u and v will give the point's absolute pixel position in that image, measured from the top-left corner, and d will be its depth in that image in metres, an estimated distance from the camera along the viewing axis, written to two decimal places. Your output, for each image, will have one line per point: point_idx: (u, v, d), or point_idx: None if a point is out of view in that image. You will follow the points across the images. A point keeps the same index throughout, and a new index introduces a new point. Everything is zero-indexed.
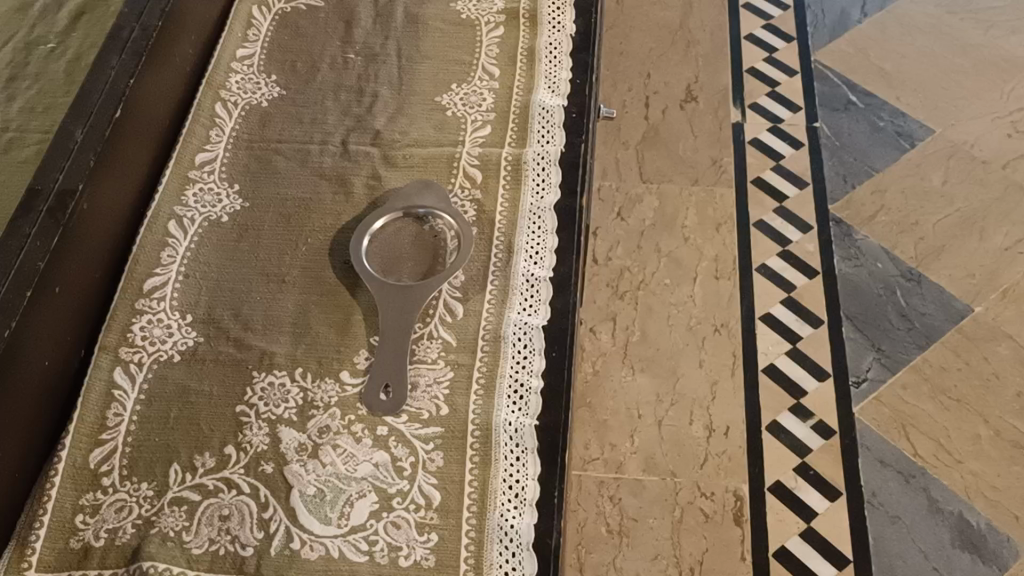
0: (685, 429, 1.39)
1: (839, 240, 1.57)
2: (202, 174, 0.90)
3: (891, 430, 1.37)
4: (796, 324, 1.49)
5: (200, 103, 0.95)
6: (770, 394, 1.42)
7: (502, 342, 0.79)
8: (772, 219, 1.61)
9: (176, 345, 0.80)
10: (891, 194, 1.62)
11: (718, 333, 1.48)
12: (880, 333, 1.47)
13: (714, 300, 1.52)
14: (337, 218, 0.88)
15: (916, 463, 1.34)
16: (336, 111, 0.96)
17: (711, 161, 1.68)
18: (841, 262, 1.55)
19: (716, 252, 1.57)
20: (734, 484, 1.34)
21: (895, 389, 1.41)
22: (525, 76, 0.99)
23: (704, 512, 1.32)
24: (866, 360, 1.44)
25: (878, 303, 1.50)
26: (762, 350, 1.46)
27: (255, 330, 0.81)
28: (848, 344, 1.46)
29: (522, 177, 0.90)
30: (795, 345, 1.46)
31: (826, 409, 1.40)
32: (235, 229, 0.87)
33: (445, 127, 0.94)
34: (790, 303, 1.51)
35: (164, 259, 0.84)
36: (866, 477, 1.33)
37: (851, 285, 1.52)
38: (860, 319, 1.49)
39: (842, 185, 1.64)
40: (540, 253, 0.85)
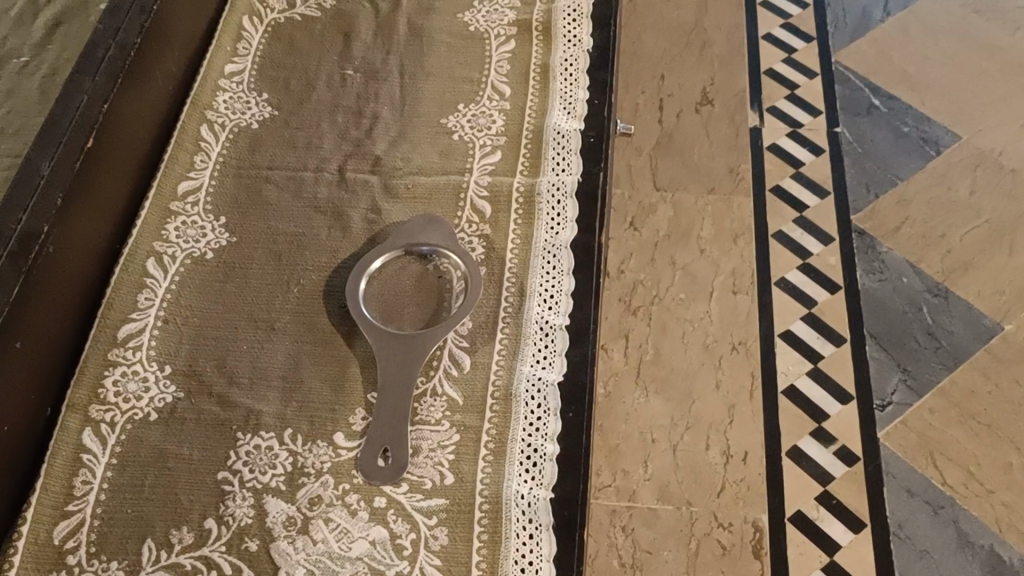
0: (701, 455, 1.31)
1: (862, 253, 1.49)
2: (186, 206, 0.82)
3: (918, 457, 1.29)
4: (818, 343, 1.41)
5: (184, 125, 0.87)
6: (790, 417, 1.34)
7: (513, 401, 0.71)
8: (791, 230, 1.53)
9: (154, 401, 0.72)
10: (916, 204, 1.54)
11: (736, 351, 1.40)
12: (905, 353, 1.39)
13: (731, 316, 1.44)
14: (333, 256, 0.80)
15: (945, 494, 1.26)
16: (332, 135, 0.88)
17: (727, 169, 1.60)
18: (864, 277, 1.47)
19: (733, 265, 1.49)
20: (753, 514, 1.26)
21: (923, 414, 1.33)
22: (538, 95, 0.91)
23: (722, 544, 1.24)
24: (892, 383, 1.36)
25: (904, 322, 1.42)
26: (782, 370, 1.38)
27: (241, 384, 0.73)
28: (872, 365, 1.38)
29: (535, 211, 0.82)
30: (817, 366, 1.38)
31: (850, 435, 1.32)
32: (220, 268, 0.79)
33: (451, 153, 0.87)
34: (811, 321, 1.43)
35: (142, 301, 0.76)
36: (893, 509, 1.25)
37: (875, 302, 1.44)
38: (885, 339, 1.41)
39: (865, 194, 1.56)
40: (555, 296, 0.77)
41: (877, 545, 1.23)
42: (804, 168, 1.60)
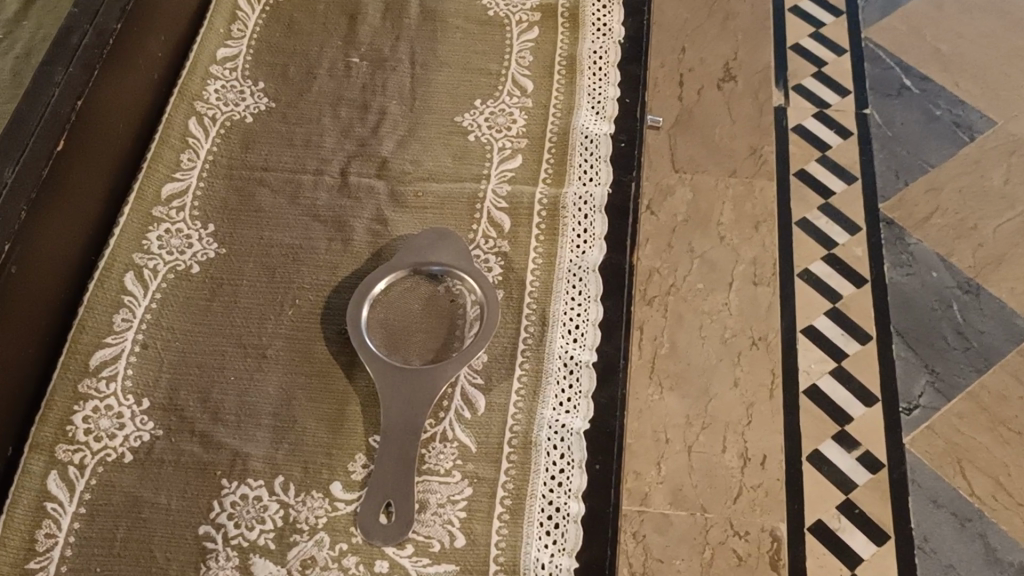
0: (718, 458, 1.21)
1: (891, 245, 1.38)
2: (170, 211, 0.74)
3: (945, 464, 1.19)
4: (842, 340, 1.30)
5: (170, 119, 0.78)
6: (812, 420, 1.23)
7: (533, 450, 0.64)
8: (818, 216, 1.41)
9: (128, 441, 0.64)
10: (948, 190, 1.42)
11: (756, 347, 1.29)
12: (934, 352, 1.28)
13: (752, 307, 1.32)
14: (332, 273, 0.72)
15: (973, 505, 1.16)
16: (335, 132, 0.79)
17: (750, 149, 1.48)
18: (892, 270, 1.36)
19: (754, 253, 1.37)
20: (770, 522, 1.16)
21: (953, 420, 1.22)
22: (564, 92, 0.82)
23: (736, 554, 1.14)
24: (919, 384, 1.26)
25: (933, 319, 1.31)
26: (804, 368, 1.28)
27: (227, 423, 0.65)
28: (898, 364, 1.28)
29: (559, 226, 0.74)
30: (840, 365, 1.28)
31: (874, 438, 1.22)
32: (207, 284, 0.71)
33: (466, 156, 0.78)
34: (834, 315, 1.32)
35: (118, 323, 0.68)
36: (918, 520, 1.15)
37: (902, 297, 1.33)
38: (913, 337, 1.30)
39: (894, 178, 1.44)
40: (580, 327, 0.69)
41: (901, 560, 1.13)
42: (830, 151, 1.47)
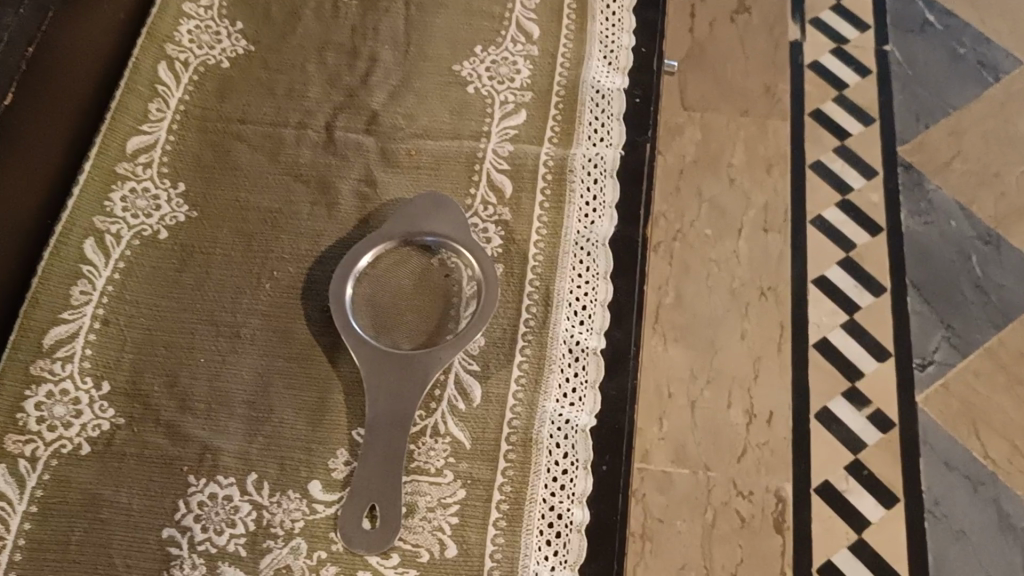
0: (722, 414, 1.11)
1: (909, 189, 1.26)
2: (136, 168, 0.67)
3: (958, 425, 1.10)
4: (855, 292, 1.19)
5: (137, 63, 0.70)
6: (823, 376, 1.14)
7: (535, 448, 0.58)
8: (835, 158, 1.29)
9: (86, 430, 0.58)
10: (970, 137, 1.30)
11: (765, 297, 1.18)
12: (951, 306, 1.18)
13: (762, 256, 1.21)
14: (315, 242, 0.65)
15: (986, 468, 1.08)
16: (320, 81, 0.72)
17: (764, 87, 1.34)
18: (909, 217, 1.24)
19: (765, 197, 1.26)
20: (777, 480, 1.07)
21: (970, 382, 1.13)
22: (573, 39, 0.74)
23: (742, 516, 1.05)
24: (936, 337, 1.16)
25: (950, 272, 1.21)
26: (815, 320, 1.17)
27: (195, 412, 0.59)
28: (913, 318, 1.17)
29: (566, 191, 0.67)
30: (852, 319, 1.17)
31: (886, 397, 1.12)
32: (176, 251, 0.64)
33: (465, 110, 0.71)
34: (847, 265, 1.21)
35: (76, 296, 0.61)
36: (931, 483, 1.07)
37: (920, 246, 1.22)
38: (929, 290, 1.19)
39: (914, 120, 1.31)
40: (588, 308, 0.62)
41: (910, 527, 1.05)
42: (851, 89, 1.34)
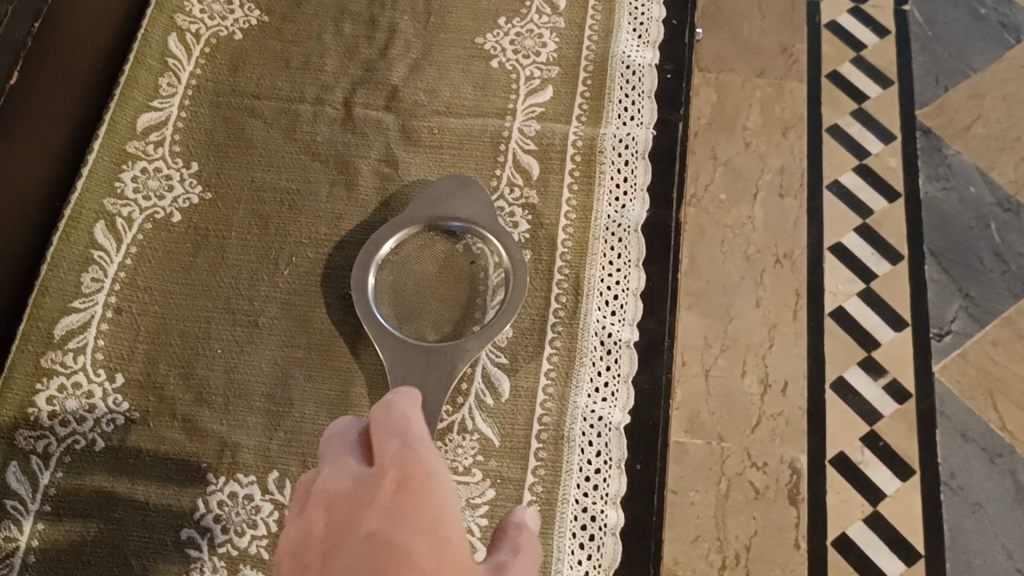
0: (736, 383, 1.00)
1: (922, 153, 1.11)
2: (147, 147, 0.64)
3: (977, 397, 0.98)
4: (872, 259, 1.05)
5: (146, 36, 0.67)
6: (840, 344, 1.01)
7: (566, 446, 0.55)
8: (849, 121, 1.13)
9: (100, 425, 0.56)
10: (992, 98, 1.13)
11: (780, 265, 1.05)
12: (969, 275, 1.04)
13: (778, 223, 1.08)
14: (334, 225, 0.62)
15: (1004, 439, 0.97)
16: (337, 53, 0.69)
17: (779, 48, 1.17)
18: (925, 184, 1.09)
19: (782, 161, 1.11)
20: (787, 453, 0.97)
21: (994, 354, 1.00)
22: (601, 9, 0.71)
23: (756, 488, 0.95)
24: (950, 309, 1.02)
25: (967, 241, 1.06)
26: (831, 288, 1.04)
27: (213, 405, 0.57)
28: (929, 287, 1.04)
29: (595, 172, 0.64)
30: (870, 287, 1.04)
31: (903, 365, 1.00)
32: (190, 234, 0.62)
33: (489, 86, 0.68)
34: (864, 232, 1.07)
35: (87, 284, 0.59)
36: (946, 470, 0.96)
37: (937, 215, 1.07)
38: (945, 262, 1.05)
39: (931, 80, 1.14)
40: (620, 298, 0.60)
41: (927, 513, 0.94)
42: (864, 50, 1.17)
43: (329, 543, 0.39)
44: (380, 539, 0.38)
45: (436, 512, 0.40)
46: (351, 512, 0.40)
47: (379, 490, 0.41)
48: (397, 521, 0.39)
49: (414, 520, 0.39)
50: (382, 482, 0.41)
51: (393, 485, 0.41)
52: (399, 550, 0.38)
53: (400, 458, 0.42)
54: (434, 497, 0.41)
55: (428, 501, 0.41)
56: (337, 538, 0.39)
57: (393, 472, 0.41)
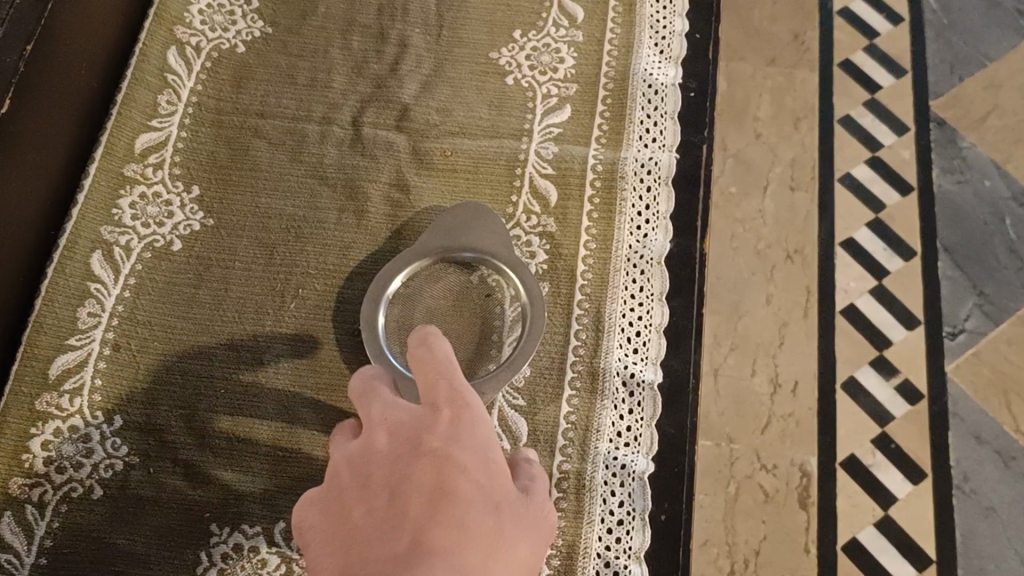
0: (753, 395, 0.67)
1: (934, 144, 0.76)
2: (146, 170, 0.61)
3: (989, 400, 0.69)
4: (884, 255, 0.72)
5: (145, 49, 0.64)
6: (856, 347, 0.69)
7: (587, 495, 0.53)
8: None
9: (97, 471, 0.53)
10: (1009, 89, 0.78)
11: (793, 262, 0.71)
12: (990, 276, 0.72)
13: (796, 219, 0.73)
14: (343, 254, 0.59)
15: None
16: (346, 68, 0.65)
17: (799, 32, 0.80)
18: (940, 178, 0.75)
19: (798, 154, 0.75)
20: (795, 454, 0.66)
21: (1010, 358, 0.70)
22: (621, 22, 0.68)
23: (763, 490, 0.65)
24: (964, 308, 0.71)
25: (977, 238, 0.73)
26: (839, 285, 0.71)
27: (216, 449, 0.54)
28: (945, 284, 0.72)
29: (616, 199, 0.61)
30: (882, 284, 0.71)
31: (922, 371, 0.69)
32: (191, 265, 0.59)
33: (505, 104, 0.64)
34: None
35: (83, 319, 0.56)
36: (958, 474, 0.66)
37: (952, 211, 0.74)
38: (957, 261, 0.73)
39: (945, 69, 0.79)
40: (642, 334, 0.58)
41: (938, 516, 0.65)
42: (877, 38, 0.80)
43: (386, 460, 0.39)
44: (438, 456, 0.38)
45: (484, 440, 0.41)
46: (405, 433, 0.40)
47: (433, 414, 0.41)
48: (455, 444, 0.39)
49: (468, 446, 0.39)
50: (435, 408, 0.41)
51: (446, 412, 0.41)
52: (456, 470, 0.38)
53: (451, 389, 0.42)
54: (483, 426, 0.41)
55: (478, 432, 0.41)
56: (394, 455, 0.40)
57: (445, 401, 0.41)
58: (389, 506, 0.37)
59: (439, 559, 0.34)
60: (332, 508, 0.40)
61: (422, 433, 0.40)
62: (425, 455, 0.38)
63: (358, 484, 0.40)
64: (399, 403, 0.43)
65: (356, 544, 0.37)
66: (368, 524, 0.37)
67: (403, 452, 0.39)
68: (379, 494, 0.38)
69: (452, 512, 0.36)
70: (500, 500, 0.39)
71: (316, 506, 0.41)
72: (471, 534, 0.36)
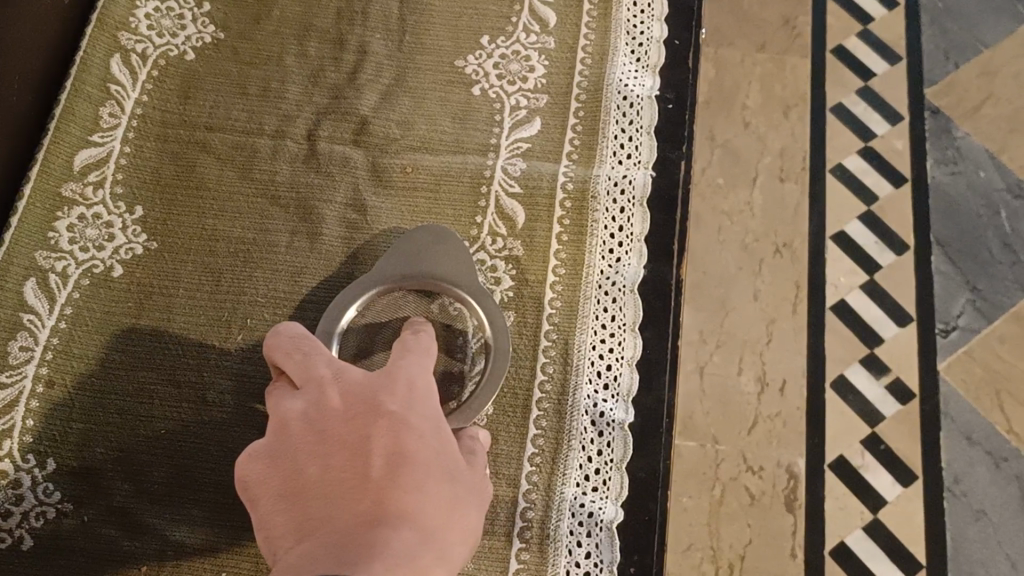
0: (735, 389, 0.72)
1: (927, 134, 0.80)
2: (85, 189, 0.57)
3: (982, 400, 0.72)
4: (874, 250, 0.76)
5: (86, 58, 0.60)
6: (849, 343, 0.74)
7: (552, 547, 0.50)
8: (852, 97, 0.82)
9: (28, 520, 0.50)
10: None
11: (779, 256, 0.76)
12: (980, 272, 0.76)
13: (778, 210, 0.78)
14: (295, 281, 0.56)
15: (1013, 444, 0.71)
16: (301, 77, 0.61)
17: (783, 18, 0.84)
18: (933, 169, 0.79)
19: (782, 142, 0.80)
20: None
21: (1004, 355, 0.73)
22: (596, 27, 0.64)
23: (749, 493, 0.70)
24: (956, 305, 0.75)
25: (972, 229, 0.77)
26: (829, 280, 0.76)
27: (154, 496, 0.51)
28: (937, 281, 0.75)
29: (587, 221, 0.57)
30: (872, 280, 0.76)
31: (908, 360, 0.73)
32: (133, 292, 0.55)
33: (470, 117, 0.61)
34: (870, 220, 0.77)
35: (14, 354, 0.53)
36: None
37: (945, 204, 0.78)
38: (951, 253, 0.76)
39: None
40: (613, 368, 0.54)
41: (929, 522, 0.69)
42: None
43: (340, 417, 0.38)
44: (397, 419, 0.38)
45: (436, 410, 0.40)
46: (359, 393, 0.39)
47: (389, 380, 0.40)
48: (411, 410, 0.39)
49: (424, 414, 0.39)
50: (391, 376, 0.40)
51: (402, 382, 0.40)
52: (416, 434, 0.37)
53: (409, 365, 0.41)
54: (435, 400, 0.41)
55: (431, 404, 0.40)
56: (348, 412, 0.38)
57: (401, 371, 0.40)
58: (346, 461, 0.36)
59: (405, 521, 0.34)
60: (276, 464, 0.38)
61: (380, 395, 0.39)
62: (384, 414, 0.38)
63: (308, 439, 0.38)
64: (344, 363, 0.41)
65: (310, 502, 0.35)
66: (321, 478, 0.36)
67: (358, 410, 0.38)
68: (333, 451, 0.36)
69: (414, 476, 0.35)
70: (454, 467, 0.39)
71: (257, 462, 0.38)
72: (431, 500, 0.35)
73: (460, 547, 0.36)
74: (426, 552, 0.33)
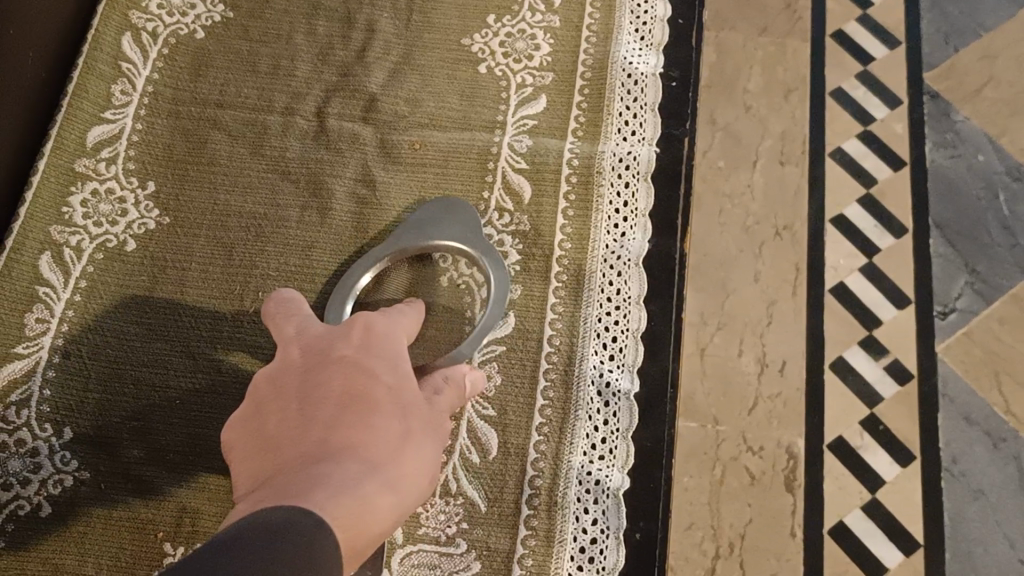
0: None
1: (927, 118, 0.70)
2: (97, 165, 0.58)
3: None
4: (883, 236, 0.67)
5: (97, 36, 0.61)
6: None
7: (560, 512, 0.51)
8: None
9: (45, 487, 0.51)
10: (1006, 60, 0.71)
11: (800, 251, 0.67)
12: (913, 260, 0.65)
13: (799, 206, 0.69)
14: (305, 255, 0.57)
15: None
16: (311, 55, 0.62)
17: None
18: (935, 152, 0.69)
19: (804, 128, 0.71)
20: (783, 434, 0.61)
21: (1005, 339, 0.64)
22: (601, 6, 0.65)
23: None
24: (954, 287, 0.65)
25: (969, 212, 0.67)
26: (829, 262, 0.65)
27: (169, 463, 0.52)
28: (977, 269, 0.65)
29: (593, 196, 0.58)
30: (873, 262, 0.66)
31: None
32: (145, 265, 0.56)
33: (477, 94, 0.61)
34: None
35: (31, 326, 0.54)
36: (947, 456, 0.61)
37: (964, 186, 0.67)
38: (952, 236, 0.66)
39: (939, 39, 0.72)
40: (618, 339, 0.55)
41: None
42: (870, 7, 0.73)
43: (298, 369, 0.41)
44: (350, 364, 0.40)
45: (394, 354, 0.43)
46: (317, 347, 0.42)
47: (345, 332, 0.42)
48: (366, 354, 0.41)
49: (380, 358, 0.42)
50: (349, 328, 0.43)
51: (359, 331, 0.43)
52: (369, 376, 0.40)
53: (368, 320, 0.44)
54: (395, 345, 0.43)
55: (391, 350, 0.43)
56: (306, 364, 0.41)
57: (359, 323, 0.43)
58: (301, 405, 0.38)
59: (353, 449, 0.36)
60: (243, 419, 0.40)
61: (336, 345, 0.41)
62: (336, 361, 0.40)
63: (271, 392, 0.40)
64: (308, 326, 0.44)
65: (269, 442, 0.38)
66: (278, 426, 0.38)
67: (314, 361, 0.41)
68: (291, 398, 0.39)
69: (364, 412, 0.38)
70: (411, 405, 0.41)
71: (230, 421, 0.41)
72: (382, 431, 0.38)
73: (415, 474, 0.39)
74: (373, 476, 0.36)
